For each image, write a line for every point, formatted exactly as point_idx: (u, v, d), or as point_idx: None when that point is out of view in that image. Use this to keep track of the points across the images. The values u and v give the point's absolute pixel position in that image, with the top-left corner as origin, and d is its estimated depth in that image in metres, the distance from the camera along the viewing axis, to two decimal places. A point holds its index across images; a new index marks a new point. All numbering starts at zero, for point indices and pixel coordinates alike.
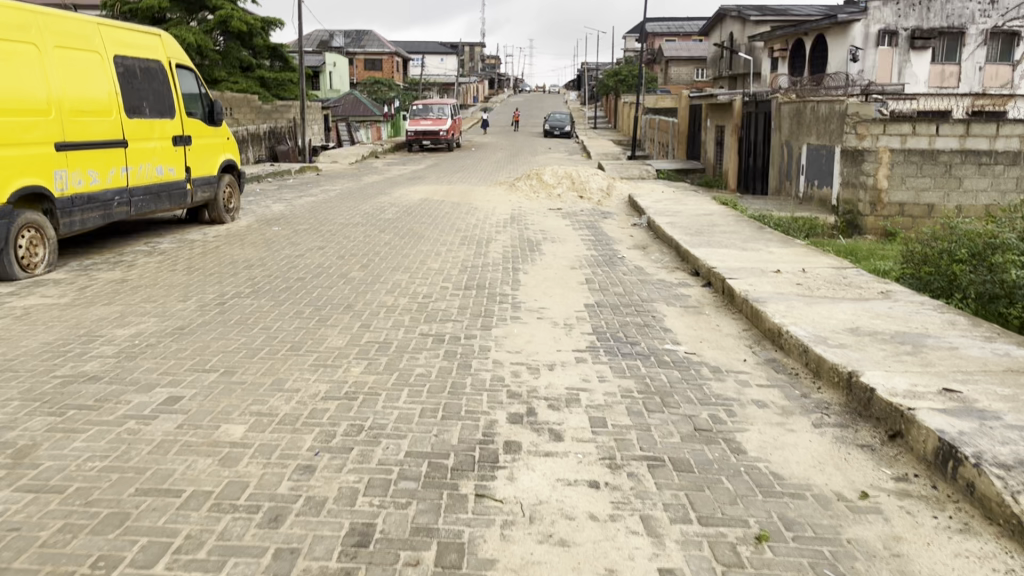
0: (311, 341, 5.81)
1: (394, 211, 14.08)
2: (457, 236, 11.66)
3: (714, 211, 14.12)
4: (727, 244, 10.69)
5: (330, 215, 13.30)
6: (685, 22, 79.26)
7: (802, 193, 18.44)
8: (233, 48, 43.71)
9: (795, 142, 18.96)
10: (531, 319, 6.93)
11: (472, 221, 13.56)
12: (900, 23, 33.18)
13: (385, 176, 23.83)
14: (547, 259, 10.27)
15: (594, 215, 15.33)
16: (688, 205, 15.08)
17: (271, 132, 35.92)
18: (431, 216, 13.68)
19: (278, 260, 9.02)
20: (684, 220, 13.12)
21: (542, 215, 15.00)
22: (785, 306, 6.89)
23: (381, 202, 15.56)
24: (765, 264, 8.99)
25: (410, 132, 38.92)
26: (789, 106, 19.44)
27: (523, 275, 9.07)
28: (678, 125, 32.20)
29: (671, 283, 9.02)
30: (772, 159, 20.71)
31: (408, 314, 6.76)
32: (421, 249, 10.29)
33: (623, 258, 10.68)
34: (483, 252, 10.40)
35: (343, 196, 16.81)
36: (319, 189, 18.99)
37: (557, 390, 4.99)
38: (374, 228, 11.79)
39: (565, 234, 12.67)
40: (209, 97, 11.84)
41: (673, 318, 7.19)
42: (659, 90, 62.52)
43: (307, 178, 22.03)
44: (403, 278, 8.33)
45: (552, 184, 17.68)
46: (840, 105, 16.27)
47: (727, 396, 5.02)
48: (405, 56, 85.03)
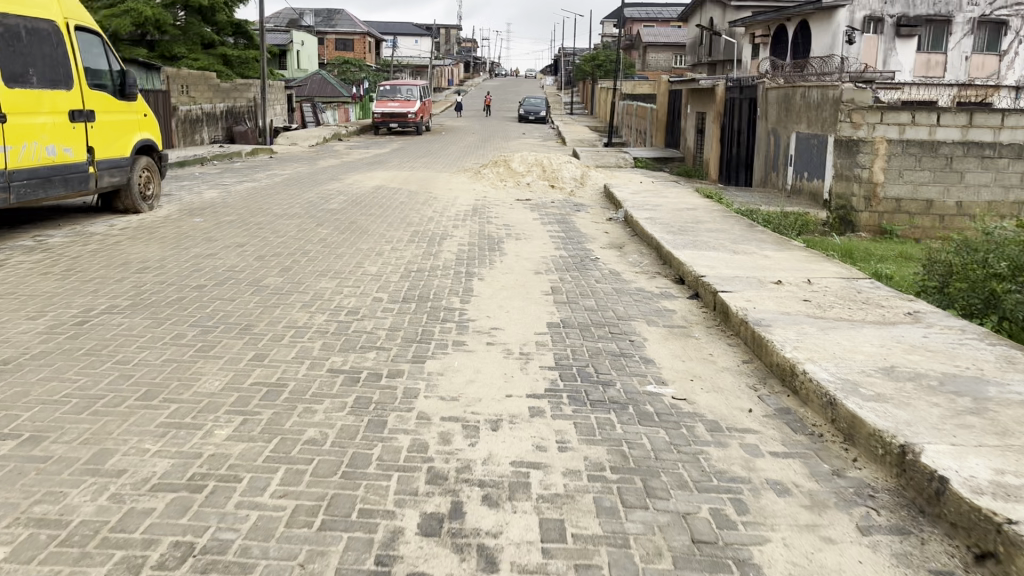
0: (176, 384, 4.34)
1: (342, 200, 12.59)
2: (409, 231, 10.20)
3: (696, 205, 12.81)
4: (715, 245, 9.32)
5: (267, 203, 11.77)
6: (664, 7, 77.84)
7: (791, 186, 17.18)
8: (193, 24, 41.81)
9: (782, 131, 17.66)
10: (478, 346, 5.51)
11: (428, 212, 12.13)
12: (886, 9, 31.99)
13: (344, 161, 22.31)
14: (509, 260, 8.87)
15: (565, 207, 13.97)
16: (667, 197, 13.78)
17: (229, 112, 34.19)
18: (383, 207, 12.21)
19: (182, 262, 7.53)
20: (664, 215, 11.78)
21: (507, 206, 13.59)
22: (794, 333, 5.53)
23: (329, 190, 14.05)
24: (760, 272, 7.65)
25: (377, 114, 37.25)
26: (777, 92, 18.13)
27: (478, 281, 7.66)
28: (657, 112, 30.86)
29: (650, 293, 7.65)
30: (758, 148, 19.41)
31: (322, 340, 5.33)
32: (361, 247, 8.82)
33: (596, 260, 9.30)
34: (434, 252, 8.96)
35: (289, 183, 15.25)
36: (267, 173, 17.43)
37: (498, 466, 3.58)
38: (313, 222, 10.29)
39: (532, 229, 11.28)
40: (120, 67, 10.25)
41: (656, 345, 5.81)
42: (636, 75, 61.13)
43: (257, 161, 20.45)
44: (330, 287, 6.87)
45: (521, 172, 16.28)
46: (834, 91, 14.98)
47: (733, 475, 3.64)
48: (377, 36, 82.82)
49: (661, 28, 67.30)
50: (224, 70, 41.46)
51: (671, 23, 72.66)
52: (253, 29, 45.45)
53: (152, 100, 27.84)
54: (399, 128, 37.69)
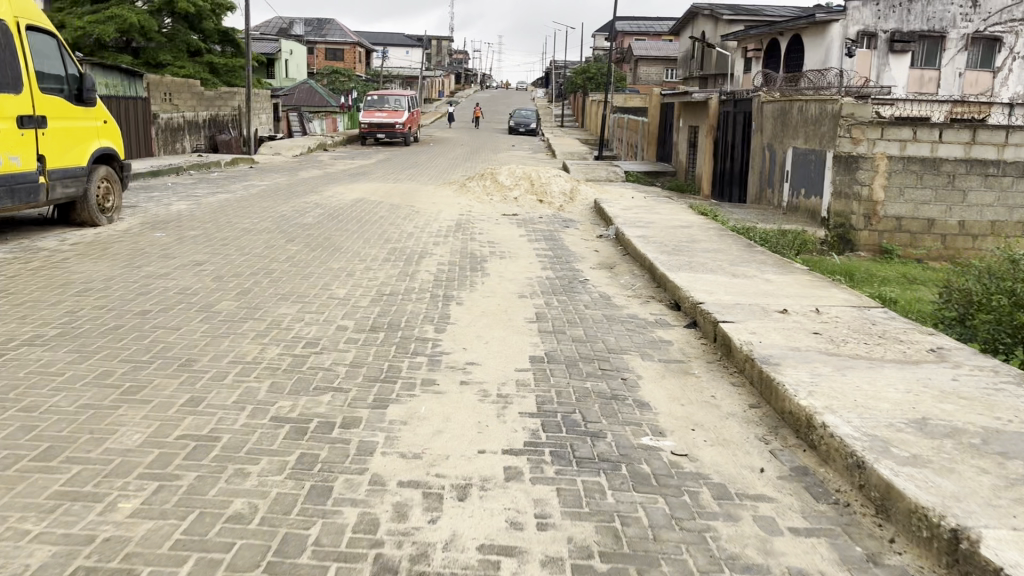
0: (86, 438, 3.66)
1: (318, 213, 11.95)
2: (385, 248, 9.56)
3: (690, 222, 12.24)
4: (712, 267, 8.71)
5: (236, 216, 11.11)
6: (655, 21, 77.75)
7: (787, 203, 16.64)
8: (179, 31, 41.20)
9: (779, 146, 17.14)
10: (451, 387, 4.86)
11: (409, 227, 11.49)
12: (879, 25, 31.66)
13: (326, 171, 21.71)
14: (491, 282, 8.24)
15: (553, 222, 13.35)
16: (659, 213, 13.21)
17: (212, 120, 33.67)
18: (360, 220, 11.56)
19: (130, 283, 6.85)
20: (657, 233, 11.19)
21: (493, 221, 12.98)
22: (808, 373, 4.90)
23: (306, 202, 13.42)
24: (762, 299, 7.04)
25: (364, 124, 36.64)
26: (773, 106, 17.62)
27: (456, 306, 7.01)
28: (648, 125, 30.39)
29: (643, 320, 7.03)
30: (752, 163, 18.88)
31: (271, 381, 4.67)
32: (332, 266, 8.17)
33: (586, 282, 8.67)
34: (411, 272, 8.31)
35: (266, 194, 14.60)
36: (244, 183, 16.78)
37: (464, 553, 2.92)
38: (283, 237, 9.64)
39: (517, 246, 10.67)
40: (78, 71, 9.59)
41: (651, 385, 5.17)
42: (628, 88, 60.78)
43: (236, 171, 19.77)
44: (291, 314, 6.20)
45: (508, 186, 15.67)
46: (833, 104, 14.46)
47: (748, 563, 3.00)
48: (367, 46, 82.41)
49: (652, 42, 67.14)
50: (210, 78, 40.84)
51: (662, 37, 72.51)
52: (241, 37, 44.87)
53: (130, 108, 27.49)
54: (386, 138, 37.09)
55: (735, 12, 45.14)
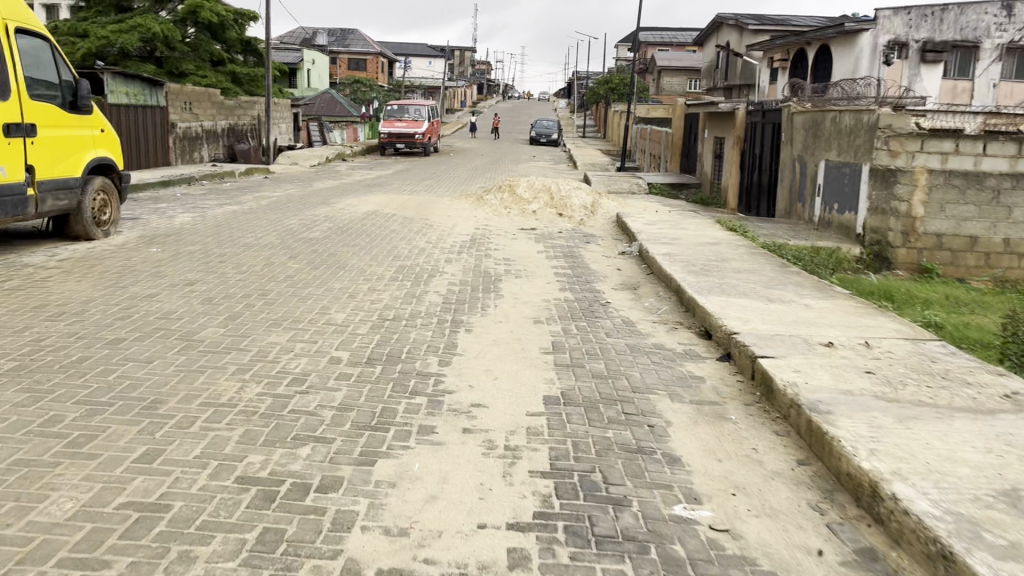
0: (8, 510, 3.08)
1: (326, 227, 11.42)
2: (393, 266, 8.96)
3: (719, 239, 11.56)
4: (745, 290, 8.03)
5: (240, 231, 10.58)
6: (679, 31, 77.04)
7: (819, 218, 15.88)
8: (202, 40, 41.09)
9: (810, 158, 16.41)
10: (452, 435, 4.23)
11: (420, 243, 10.91)
12: (910, 34, 30.79)
13: (342, 182, 21.20)
14: (504, 304, 7.61)
15: (574, 238, 12.71)
16: (685, 229, 12.54)
17: (231, 129, 33.41)
18: (370, 235, 11.00)
19: (111, 305, 6.30)
20: (684, 251, 10.51)
21: (510, 236, 12.37)
22: (866, 425, 4.22)
23: (316, 214, 12.89)
24: (803, 329, 6.36)
25: (383, 134, 36.26)
26: (805, 116, 16.88)
27: (464, 334, 6.39)
28: (671, 136, 29.71)
29: (670, 351, 6.37)
30: (781, 176, 18.14)
31: (245, 429, 4.06)
32: (333, 286, 7.58)
33: (607, 305, 8.03)
34: (419, 293, 7.70)
35: (276, 206, 14.10)
36: (255, 194, 16.32)
37: None
38: (286, 254, 9.08)
39: (535, 264, 10.04)
40: (73, 76, 9.10)
41: (682, 435, 4.51)
42: (651, 99, 60.13)
43: (249, 182, 19.34)
44: (280, 343, 5.60)
45: (526, 199, 15.06)
46: (870, 115, 13.73)
47: None
48: (389, 56, 82.39)
49: (676, 53, 66.44)
50: (232, 88, 40.64)
51: (685, 47, 71.77)
52: (263, 46, 44.74)
53: (148, 116, 27.27)
54: (405, 148, 36.68)
55: (761, 22, 44.40)
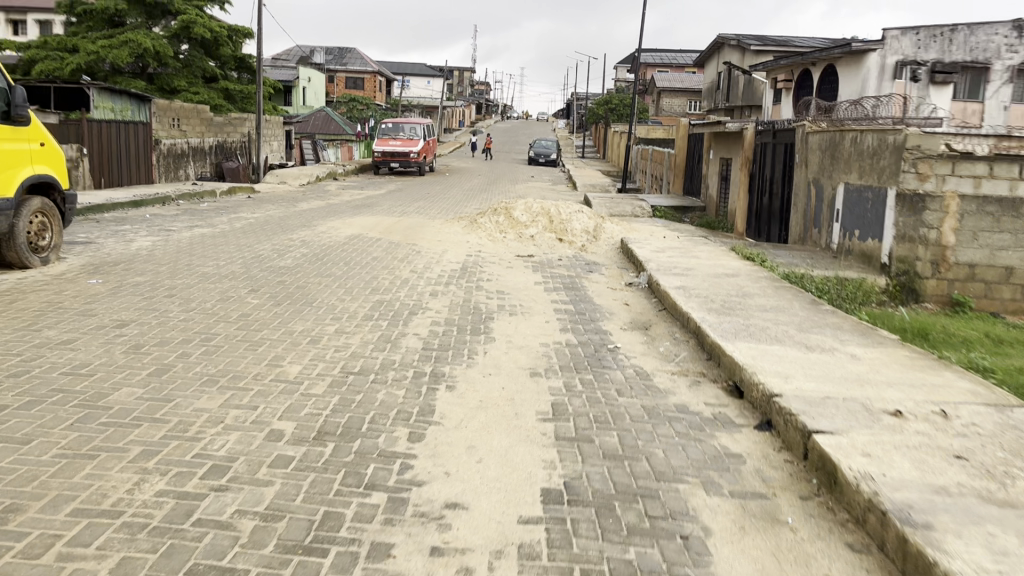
0: None
1: (300, 254, 10.29)
2: (369, 301, 7.81)
3: (737, 270, 10.45)
4: (775, 334, 6.90)
5: (203, 258, 9.44)
6: (679, 53, 76.42)
7: (837, 246, 14.79)
8: (195, 57, 40.14)
9: (827, 181, 15.35)
10: (414, 560, 3.07)
11: (404, 272, 9.80)
12: (919, 55, 30.19)
13: (329, 203, 20.09)
14: (496, 351, 6.46)
15: (575, 266, 11.60)
16: (697, 257, 11.44)
17: (220, 147, 32.35)
18: (349, 264, 9.87)
19: (9, 355, 5.14)
20: (698, 284, 9.39)
21: (505, 263, 11.25)
22: (987, 550, 3.06)
23: (292, 238, 11.79)
24: (859, 390, 5.21)
25: (377, 153, 35.28)
26: (821, 136, 15.83)
27: (444, 394, 5.22)
28: (674, 157, 28.70)
29: (696, 417, 5.20)
30: (795, 200, 17.08)
31: (121, 556, 2.89)
32: (292, 329, 6.42)
33: (615, 350, 6.88)
34: (397, 336, 6.54)
35: (251, 229, 12.97)
36: (232, 215, 15.19)
37: None
38: (248, 287, 7.93)
39: (531, 298, 8.90)
40: (7, 83, 7.90)
41: (728, 552, 3.35)
42: (651, 120, 59.31)
43: (231, 202, 18.24)
44: (208, 412, 4.43)
45: (524, 222, 13.94)
46: (896, 134, 12.66)
47: None
48: (388, 74, 81.71)
49: (676, 74, 65.71)
50: (225, 105, 39.64)
51: (685, 69, 71.12)
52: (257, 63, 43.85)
53: (131, 132, 26.17)
54: (400, 167, 35.67)
55: (763, 43, 43.58)
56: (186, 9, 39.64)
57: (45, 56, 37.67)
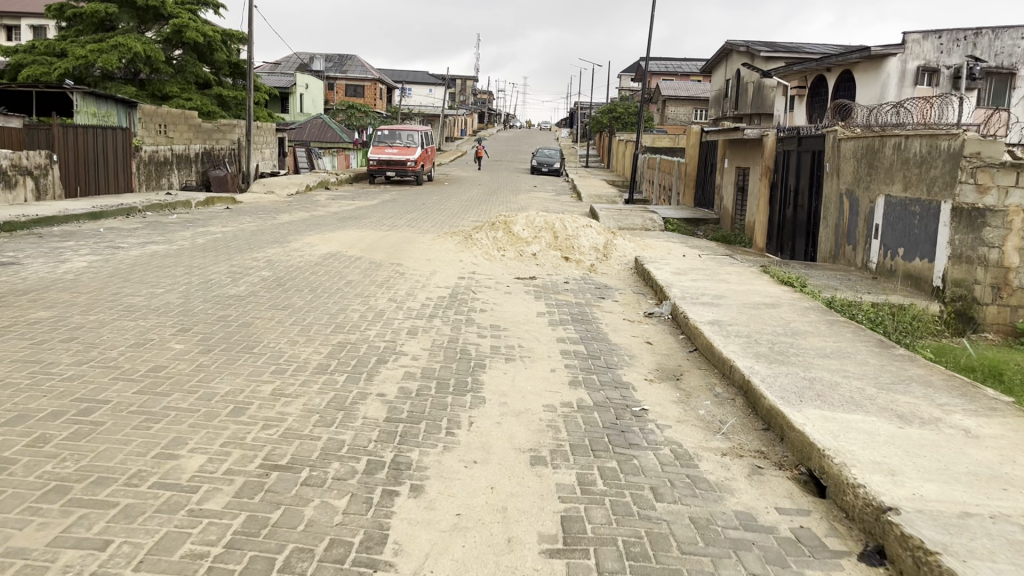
0: None
1: (259, 278, 8.71)
2: (328, 345, 6.19)
3: (778, 298, 8.87)
4: (852, 395, 5.29)
5: (141, 284, 7.86)
6: (684, 62, 74.94)
7: (876, 265, 13.21)
8: (188, 62, 38.58)
9: (864, 193, 13.78)
10: None
11: (384, 300, 8.22)
12: (942, 60, 28.96)
13: (314, 215, 18.49)
14: (484, 420, 4.85)
15: (585, 291, 10.03)
16: (727, 281, 9.88)
17: (207, 154, 30.76)
18: (317, 291, 8.28)
19: None
20: (736, 317, 7.81)
21: (503, 288, 9.67)
22: None
23: (256, 258, 10.22)
24: (1008, 502, 3.60)
25: (373, 161, 33.77)
26: (856, 143, 14.25)
27: (406, 503, 3.60)
28: (685, 167, 27.18)
29: (772, 538, 3.59)
30: (824, 213, 15.51)
31: None
32: (212, 392, 4.80)
33: (642, 415, 5.26)
34: (353, 401, 4.91)
35: (214, 245, 11.39)
36: (200, 229, 13.60)
37: None
38: (178, 326, 6.34)
39: (532, 334, 7.29)
40: None
41: None
42: (656, 129, 57.80)
43: (206, 214, 16.66)
44: (24, 561, 2.82)
45: (526, 238, 12.38)
46: (950, 140, 11.06)
47: None
48: (389, 82, 80.28)
49: (681, 82, 64.21)
50: (218, 112, 38.15)
51: (691, 78, 69.65)
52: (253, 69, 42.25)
53: (108, 142, 24.50)
54: (397, 176, 34.17)
55: (773, 49, 42.05)
56: (179, 12, 38.16)
57: (32, 60, 36.22)
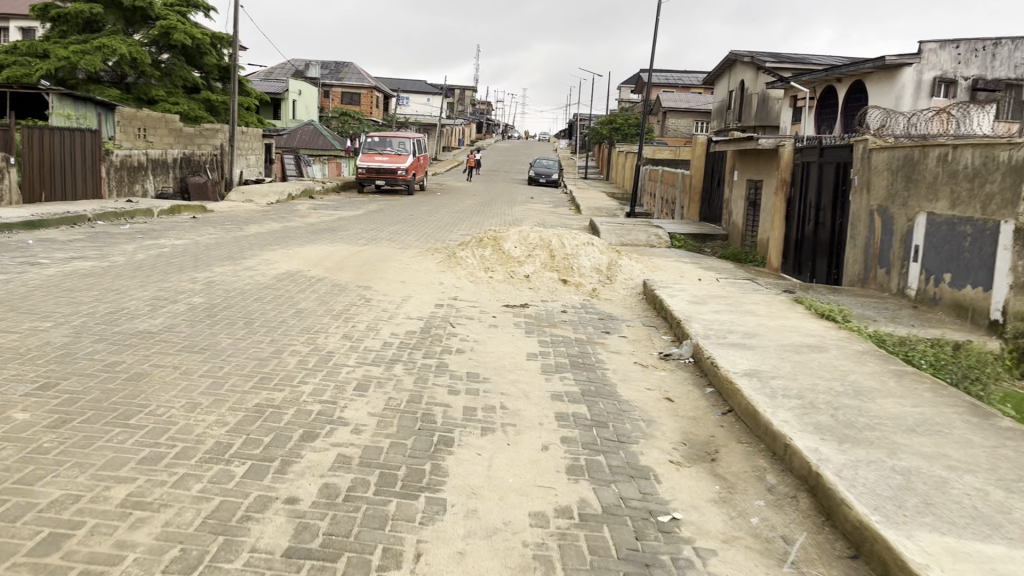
0: None
1: (187, 306, 7.09)
2: (240, 409, 4.56)
3: (822, 338, 7.25)
4: (976, 507, 3.65)
5: (28, 316, 6.23)
6: (684, 74, 73.41)
7: (916, 292, 11.62)
8: (176, 65, 36.85)
9: (900, 210, 12.20)
10: None
11: (336, 337, 6.58)
12: (960, 70, 27.54)
13: (289, 225, 16.88)
14: (439, 550, 3.20)
15: (587, 323, 8.42)
16: (755, 314, 8.28)
17: (186, 159, 28.97)
18: (255, 325, 6.64)
19: None
20: (778, 365, 6.19)
21: (488, 319, 8.05)
22: None
23: (194, 278, 8.60)
24: None
25: (362, 169, 32.23)
26: (890, 154, 12.69)
27: None
28: (690, 179, 25.65)
29: None
30: (851, 232, 13.91)
31: None
32: (24, 506, 3.18)
33: (671, 531, 3.64)
34: (242, 516, 3.28)
35: (156, 262, 9.80)
36: (148, 241, 12.00)
37: None
38: (38, 381, 4.69)
39: (519, 387, 5.65)
40: None
41: None
42: (656, 141, 56.26)
43: (165, 223, 15.07)
44: None
45: (518, 256, 10.80)
46: (1012, 150, 9.49)
47: None
48: (386, 91, 78.91)
49: (681, 94, 62.72)
50: (205, 117, 36.58)
51: (691, 90, 68.05)
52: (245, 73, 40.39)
53: (70, 145, 22.51)
54: (386, 185, 32.61)
55: (779, 60, 40.53)
56: (167, 14, 36.53)
57: (12, 61, 34.66)
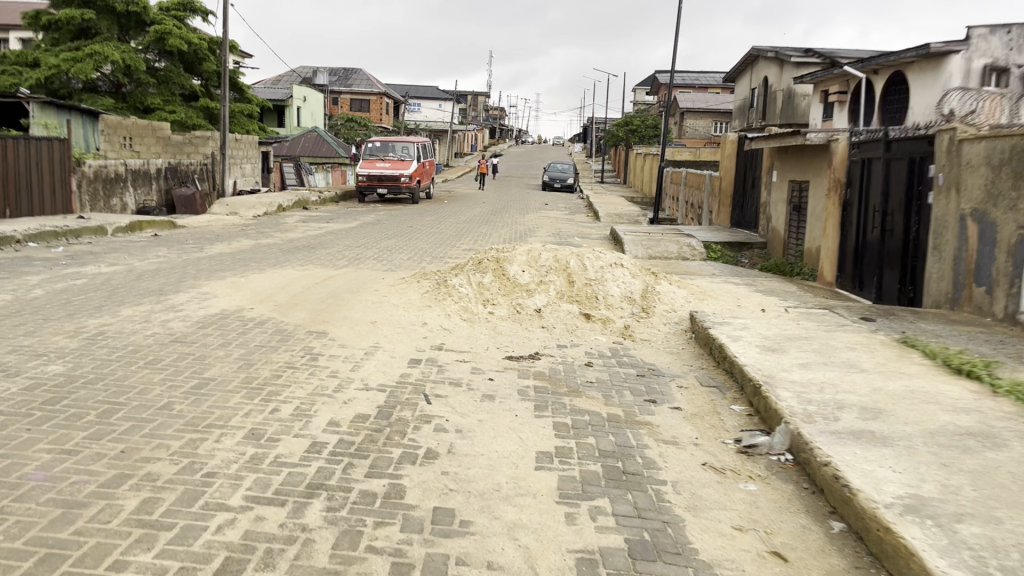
0: None
1: (24, 384, 4.76)
2: None
3: (985, 417, 4.75)
4: None
5: None
6: (701, 74, 70.58)
7: None
8: (173, 72, 34.57)
9: (1007, 215, 9.69)
10: None
11: (230, 439, 4.16)
12: (1011, 57, 24.97)
13: (264, 243, 14.52)
14: None
15: (621, 384, 5.97)
16: (861, 370, 5.81)
17: (172, 169, 26.79)
18: (106, 421, 4.25)
19: None
20: (952, 487, 3.70)
21: (481, 386, 5.60)
22: None
23: (78, 328, 6.29)
24: None
25: (361, 177, 29.91)
26: (989, 145, 10.17)
27: None
28: (719, 181, 23.11)
29: None
30: (934, 241, 11.40)
31: None
32: None
33: None
34: None
35: (51, 301, 7.47)
36: (68, 268, 9.68)
37: None
38: None
39: (519, 549, 3.21)
40: None
41: None
42: (675, 143, 53.59)
43: (113, 244, 12.73)
44: None
45: (527, 283, 8.38)
46: None
47: None
48: (396, 98, 76.69)
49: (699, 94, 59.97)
50: (204, 126, 34.38)
51: (710, 90, 65.28)
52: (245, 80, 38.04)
53: (36, 156, 20.31)
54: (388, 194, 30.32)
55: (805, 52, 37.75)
56: (163, 18, 34.11)
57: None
